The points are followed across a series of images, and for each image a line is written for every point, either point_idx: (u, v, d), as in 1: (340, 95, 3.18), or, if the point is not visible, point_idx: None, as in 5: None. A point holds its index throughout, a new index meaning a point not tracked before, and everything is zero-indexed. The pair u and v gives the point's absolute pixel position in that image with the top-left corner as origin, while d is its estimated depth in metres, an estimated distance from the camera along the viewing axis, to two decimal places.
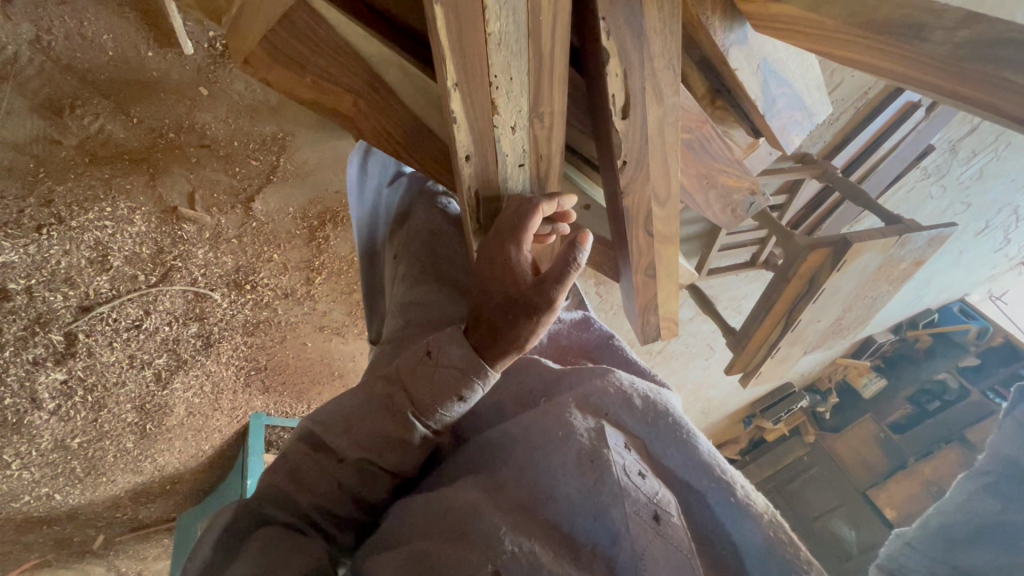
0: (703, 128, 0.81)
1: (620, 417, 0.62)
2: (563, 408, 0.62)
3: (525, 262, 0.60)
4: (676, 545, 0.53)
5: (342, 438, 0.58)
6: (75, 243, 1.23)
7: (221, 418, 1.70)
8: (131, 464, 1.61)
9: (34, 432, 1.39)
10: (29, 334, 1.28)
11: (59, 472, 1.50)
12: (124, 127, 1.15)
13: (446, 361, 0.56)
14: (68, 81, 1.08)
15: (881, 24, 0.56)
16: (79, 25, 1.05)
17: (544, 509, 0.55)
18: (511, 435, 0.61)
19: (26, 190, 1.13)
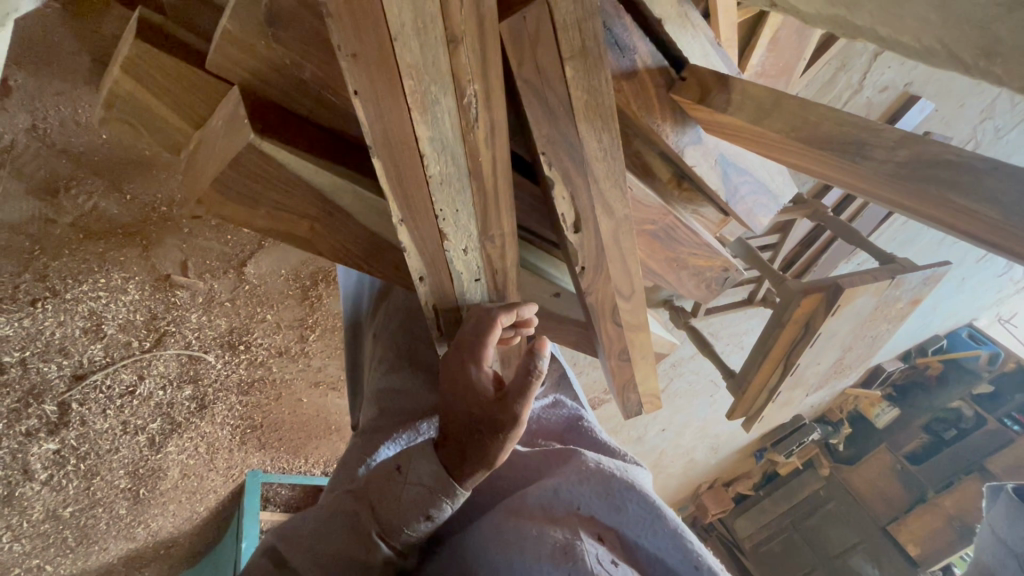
0: (665, 219, 0.87)
1: (595, 507, 0.60)
2: (534, 505, 0.60)
3: (486, 377, 0.60)
4: None
5: (305, 556, 0.57)
6: (69, 313, 1.24)
7: (216, 477, 1.68)
8: (124, 530, 1.57)
9: (26, 503, 1.37)
10: (24, 405, 1.28)
11: (50, 542, 1.46)
12: (118, 205, 1.19)
13: (414, 479, 0.56)
14: (63, 164, 1.11)
15: (822, 139, 0.59)
16: (73, 113, 1.09)
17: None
18: (484, 536, 0.59)
19: (20, 265, 1.15)
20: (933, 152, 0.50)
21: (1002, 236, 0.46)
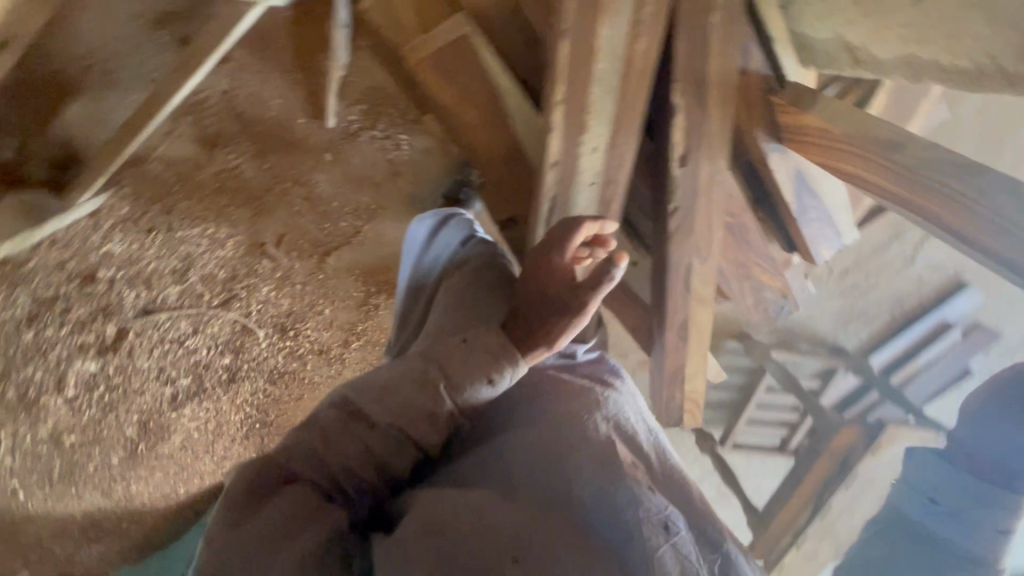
0: (741, 215, 1.16)
1: (628, 461, 0.73)
2: (578, 446, 0.74)
3: (561, 272, 0.85)
4: (680, 550, 0.66)
5: (376, 406, 0.73)
6: (171, 250, 1.39)
7: (208, 463, 1.69)
8: (104, 484, 1.51)
9: (42, 415, 1.39)
10: (92, 320, 1.39)
11: (37, 469, 1.42)
12: (255, 169, 1.36)
13: (483, 349, 0.76)
14: (230, 123, 1.29)
15: (879, 140, 0.86)
16: (259, 87, 1.26)
17: (571, 539, 0.65)
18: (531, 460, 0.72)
19: (156, 195, 1.33)
20: (955, 156, 0.78)
21: (982, 228, 0.74)
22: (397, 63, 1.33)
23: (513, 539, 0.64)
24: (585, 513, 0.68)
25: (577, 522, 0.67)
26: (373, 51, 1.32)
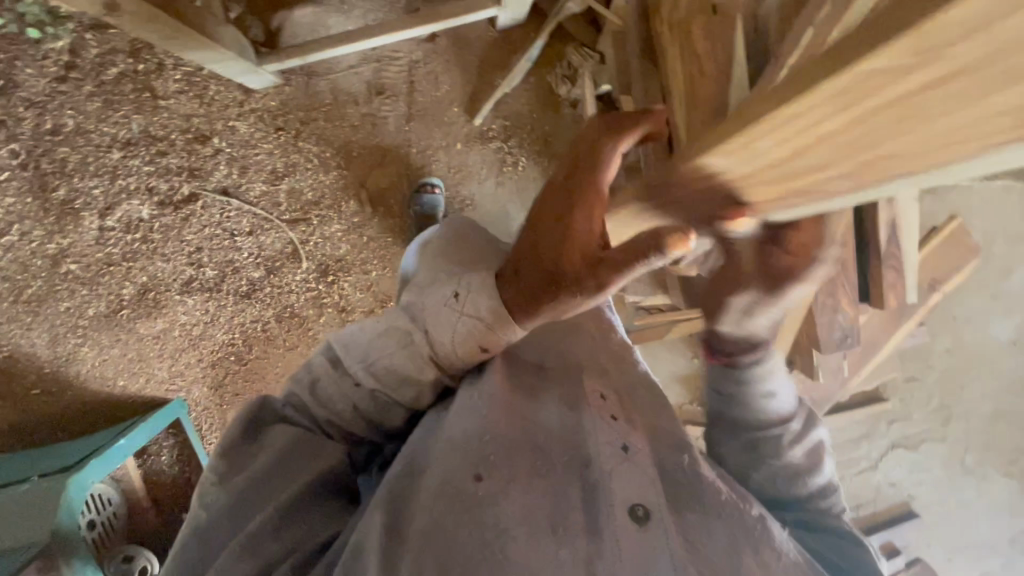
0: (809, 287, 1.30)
1: (597, 398, 0.74)
2: (541, 402, 0.73)
3: (593, 228, 0.63)
4: (638, 471, 0.65)
5: (364, 369, 0.75)
6: (283, 153, 1.49)
7: (163, 370, 1.49)
8: (59, 332, 1.36)
9: (67, 230, 1.32)
10: (175, 173, 1.41)
11: (17, 280, 1.32)
12: (394, 127, 1.53)
13: (472, 310, 0.71)
14: (400, 84, 1.52)
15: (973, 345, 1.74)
16: (439, 71, 1.52)
17: (538, 473, 0.63)
18: (490, 398, 0.70)
19: (303, 108, 1.48)
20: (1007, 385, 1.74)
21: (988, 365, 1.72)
22: (552, 105, 1.56)
23: (475, 457, 0.63)
24: (553, 460, 0.65)
25: (546, 467, 0.64)
26: (537, 89, 1.56)
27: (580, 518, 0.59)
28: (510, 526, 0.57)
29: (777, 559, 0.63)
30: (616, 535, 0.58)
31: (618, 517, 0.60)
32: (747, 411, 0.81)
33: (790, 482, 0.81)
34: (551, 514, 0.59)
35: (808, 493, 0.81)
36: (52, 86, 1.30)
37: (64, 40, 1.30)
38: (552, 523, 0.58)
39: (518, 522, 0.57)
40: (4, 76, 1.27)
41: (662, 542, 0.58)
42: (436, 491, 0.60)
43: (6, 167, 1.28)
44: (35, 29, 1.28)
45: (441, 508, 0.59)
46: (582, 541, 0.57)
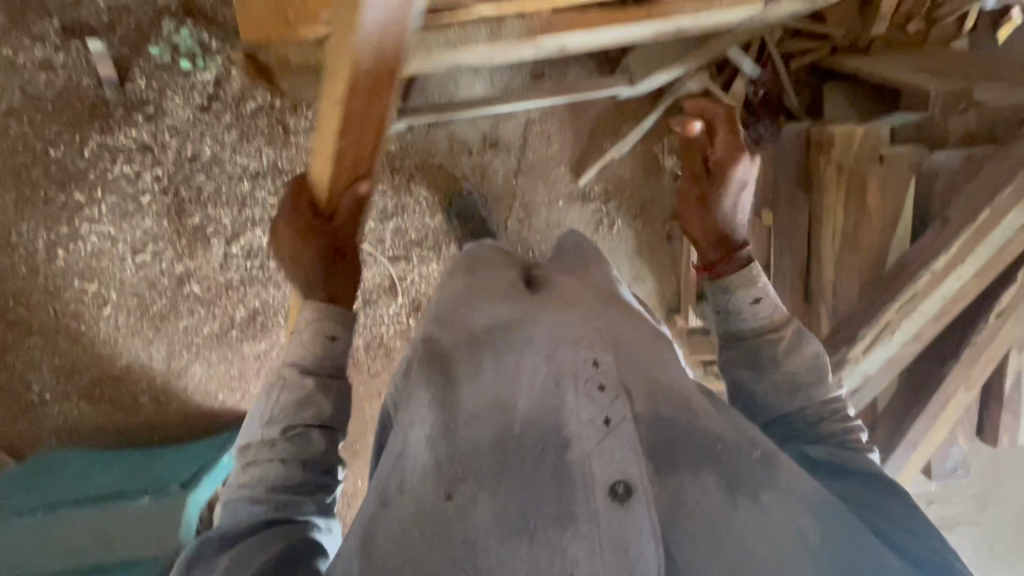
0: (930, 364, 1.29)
1: (575, 369, 0.78)
2: (497, 377, 0.79)
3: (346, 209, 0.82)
4: (621, 442, 0.73)
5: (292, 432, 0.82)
6: (395, 195, 1.55)
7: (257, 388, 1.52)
8: (175, 347, 1.44)
9: (196, 254, 1.38)
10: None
11: (143, 297, 1.39)
12: (502, 180, 1.59)
13: (321, 284, 0.88)
14: (514, 140, 1.57)
15: None
16: (551, 130, 1.58)
17: (509, 471, 0.73)
18: (484, 402, 0.78)
19: (420, 155, 1.54)
20: None
21: None
22: (654, 172, 1.61)
23: (446, 475, 0.74)
24: (471, 464, 0.74)
25: (517, 455, 0.73)
26: (642, 155, 1.60)
27: (551, 508, 0.70)
28: (482, 537, 0.70)
29: (788, 504, 0.73)
30: (597, 518, 0.69)
31: (597, 501, 0.70)
32: (676, 374, 0.82)
33: (677, 403, 0.78)
34: (523, 510, 0.71)
35: (665, 399, 0.78)
36: (197, 115, 1.34)
37: (212, 72, 1.33)
38: (525, 521, 0.70)
39: (489, 530, 0.70)
40: (153, 102, 1.32)
41: (598, 531, 0.68)
42: (416, 519, 0.72)
43: (147, 190, 1.33)
44: (186, 60, 1.31)
45: (418, 540, 0.71)
46: (556, 530, 0.69)
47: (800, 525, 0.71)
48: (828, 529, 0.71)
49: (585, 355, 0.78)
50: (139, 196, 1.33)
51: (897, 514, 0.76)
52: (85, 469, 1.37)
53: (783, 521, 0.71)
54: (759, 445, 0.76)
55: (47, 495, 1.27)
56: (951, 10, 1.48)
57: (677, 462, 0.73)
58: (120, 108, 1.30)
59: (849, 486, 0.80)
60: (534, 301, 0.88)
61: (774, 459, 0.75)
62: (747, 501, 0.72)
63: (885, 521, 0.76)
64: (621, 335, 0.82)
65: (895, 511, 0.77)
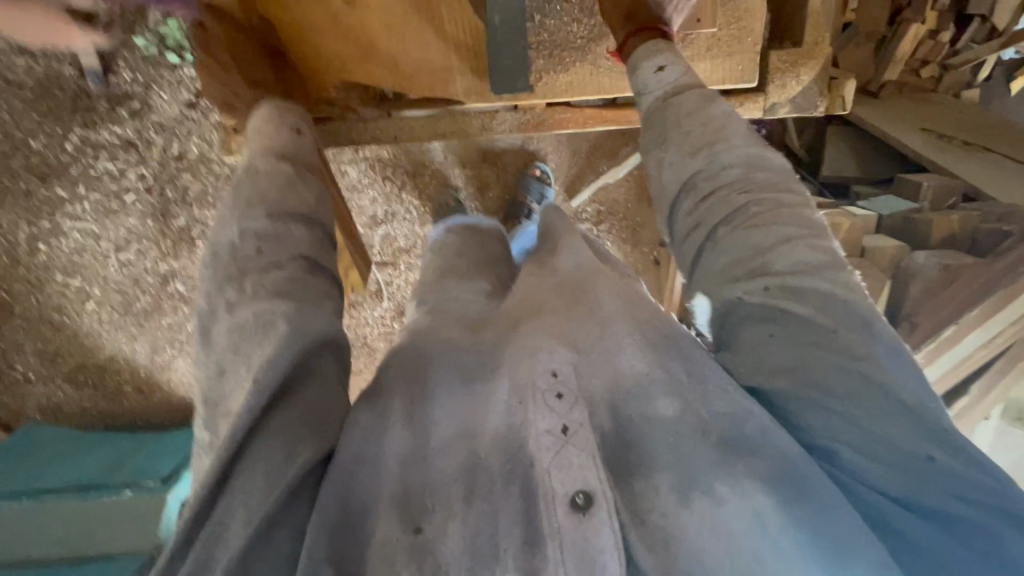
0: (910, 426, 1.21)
1: (531, 374, 0.58)
2: (458, 400, 0.59)
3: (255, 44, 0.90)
4: (585, 456, 0.53)
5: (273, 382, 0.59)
6: (386, 202, 1.52)
7: None
8: (160, 342, 1.46)
9: (183, 256, 1.38)
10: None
11: (129, 294, 1.40)
12: (494, 193, 1.56)
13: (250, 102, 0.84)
14: (509, 154, 1.53)
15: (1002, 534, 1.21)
16: (548, 147, 1.54)
17: (477, 496, 0.53)
18: (449, 425, 0.58)
19: (412, 162, 1.50)
20: None
21: None
22: (646, 199, 1.59)
23: (410, 502, 0.53)
24: (437, 487, 0.54)
25: (484, 484, 0.54)
26: (637, 180, 1.58)
27: (520, 532, 0.51)
28: (448, 565, 0.51)
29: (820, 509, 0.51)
30: (559, 535, 0.50)
31: (557, 518, 0.51)
32: (622, 342, 0.60)
33: (632, 392, 0.57)
34: (490, 533, 0.52)
35: (628, 390, 0.58)
36: (185, 112, 1.28)
37: None
38: (492, 549, 0.51)
39: (459, 560, 0.51)
40: (138, 97, 1.25)
41: (562, 553, 0.49)
42: (377, 559, 0.51)
43: (131, 188, 1.31)
44: (173, 54, 1.22)
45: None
46: (524, 559, 0.50)
47: (756, 506, 0.50)
48: (796, 501, 0.51)
49: (542, 362, 0.58)
50: (123, 195, 1.31)
51: (850, 400, 0.55)
52: (75, 455, 1.44)
53: (731, 497, 0.51)
54: (718, 425, 0.55)
55: (49, 474, 1.38)
56: (963, 60, 1.44)
57: (641, 461, 0.54)
58: (103, 102, 1.24)
59: (791, 363, 0.58)
60: (496, 310, 0.70)
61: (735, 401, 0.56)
62: (701, 501, 0.51)
63: (846, 420, 0.55)
64: (591, 331, 0.62)
65: (871, 419, 0.54)
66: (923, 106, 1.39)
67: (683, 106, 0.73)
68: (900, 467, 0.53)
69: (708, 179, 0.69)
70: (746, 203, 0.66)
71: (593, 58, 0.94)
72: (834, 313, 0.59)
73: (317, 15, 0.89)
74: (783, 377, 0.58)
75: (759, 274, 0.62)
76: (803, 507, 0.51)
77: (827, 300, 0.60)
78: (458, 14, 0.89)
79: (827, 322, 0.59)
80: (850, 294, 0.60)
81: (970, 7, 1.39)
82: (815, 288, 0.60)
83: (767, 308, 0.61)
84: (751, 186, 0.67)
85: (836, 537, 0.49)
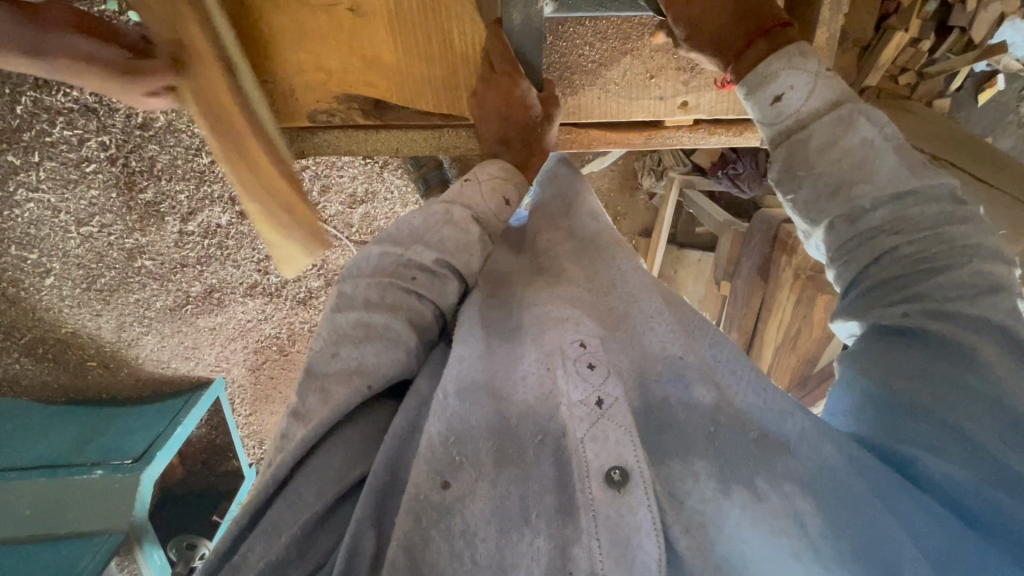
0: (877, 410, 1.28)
1: (572, 342, 0.58)
2: (484, 359, 0.59)
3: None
4: (622, 428, 0.52)
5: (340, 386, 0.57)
6: (366, 179, 1.34)
7: (210, 354, 1.51)
8: (128, 317, 1.42)
9: (150, 231, 1.32)
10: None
11: (92, 268, 1.34)
12: None
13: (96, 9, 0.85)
14: None
15: None
16: None
17: (509, 461, 0.52)
18: (471, 379, 0.56)
19: None
20: None
21: None
22: (630, 189, 1.54)
23: (441, 456, 0.51)
24: (468, 444, 0.53)
25: (515, 452, 0.53)
26: (622, 171, 1.52)
27: (553, 500, 0.51)
28: (478, 529, 0.49)
29: (817, 476, 0.52)
30: (593, 507, 0.49)
31: (591, 490, 0.50)
32: (660, 332, 0.60)
33: (665, 371, 0.57)
34: (522, 497, 0.51)
35: (658, 370, 0.58)
36: None
37: None
38: (524, 513, 0.50)
39: (489, 521, 0.49)
40: None
41: (596, 525, 0.49)
42: (404, 509, 0.49)
43: (92, 158, 1.22)
44: None
45: (408, 527, 0.48)
46: (556, 526, 0.50)
47: (792, 505, 0.51)
48: (828, 503, 0.51)
49: (570, 334, 0.58)
50: (83, 164, 1.22)
51: (967, 419, 0.54)
52: (40, 432, 1.41)
53: (771, 495, 0.51)
54: (755, 424, 0.55)
55: (16, 453, 1.37)
56: (940, 70, 1.48)
57: (675, 443, 0.54)
58: None
59: (913, 371, 0.57)
60: (522, 272, 0.70)
61: (775, 398, 0.56)
62: (740, 493, 0.51)
63: (947, 426, 0.54)
64: (616, 304, 0.64)
65: (983, 439, 0.53)
66: (899, 115, 1.41)
67: (815, 141, 0.65)
68: (992, 481, 0.52)
69: (851, 221, 0.64)
70: (894, 246, 0.62)
71: (603, 83, 0.89)
72: (988, 339, 0.56)
73: (320, 25, 0.84)
74: (902, 380, 0.58)
75: (899, 300, 0.61)
76: (839, 522, 0.50)
77: (977, 327, 0.57)
78: (471, 29, 0.83)
79: (971, 342, 0.56)
80: (1010, 322, 0.56)
81: (951, 19, 1.42)
82: (961, 314, 0.57)
83: (902, 328, 0.60)
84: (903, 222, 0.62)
85: (870, 548, 0.49)
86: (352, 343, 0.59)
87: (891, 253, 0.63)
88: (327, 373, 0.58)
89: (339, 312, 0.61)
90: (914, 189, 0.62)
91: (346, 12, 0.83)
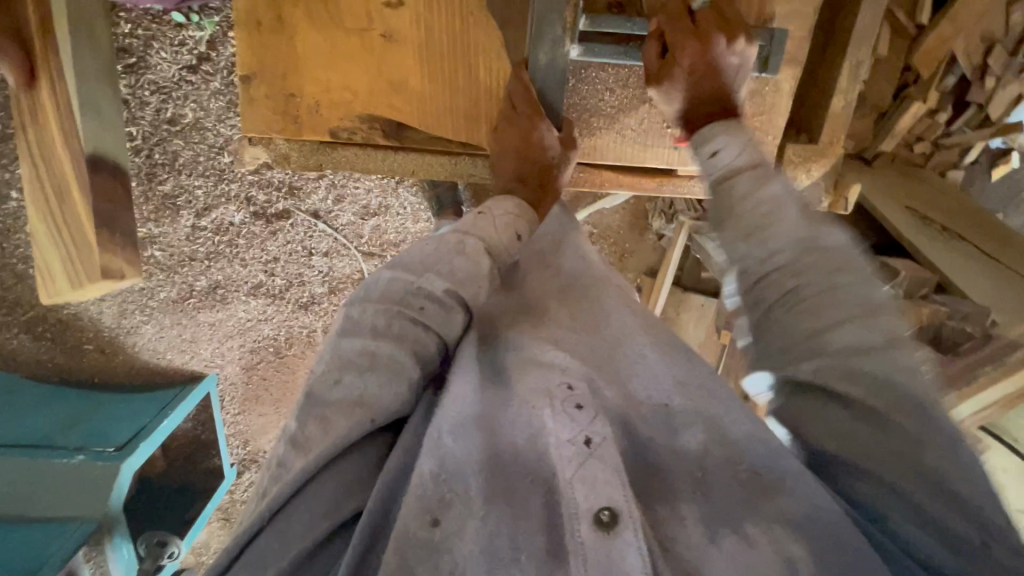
0: None
1: (562, 383, 0.58)
2: (477, 399, 0.59)
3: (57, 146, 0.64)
4: (607, 468, 0.52)
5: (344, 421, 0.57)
6: (381, 193, 1.36)
7: (206, 349, 1.52)
8: (130, 305, 1.43)
9: (163, 223, 1.34)
10: (276, 188, 1.34)
11: None
12: None
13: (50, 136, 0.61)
14: None
15: None
16: None
17: (498, 500, 0.52)
18: (461, 417, 0.57)
19: None
20: None
21: None
22: (639, 228, 1.55)
23: (431, 493, 0.51)
24: (457, 481, 0.53)
25: (505, 490, 0.53)
26: (633, 210, 1.54)
27: (543, 540, 0.50)
28: (466, 567, 0.48)
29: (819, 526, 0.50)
30: (583, 551, 0.48)
31: (580, 532, 0.49)
32: (648, 381, 0.62)
33: (652, 417, 0.59)
34: (512, 537, 0.50)
35: (642, 414, 0.59)
36: (183, 75, 1.20)
37: (207, 32, 1.17)
38: (513, 553, 0.49)
39: (477, 560, 0.49)
40: (136, 52, 1.18)
41: (585, 569, 0.47)
42: (392, 545, 0.49)
43: None
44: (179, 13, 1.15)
45: (396, 564, 0.48)
46: (547, 570, 0.48)
47: (785, 552, 0.49)
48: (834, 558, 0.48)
49: (557, 377, 0.59)
50: None
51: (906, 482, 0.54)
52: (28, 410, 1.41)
53: (762, 541, 0.50)
54: (748, 462, 0.55)
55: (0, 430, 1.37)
56: (955, 142, 1.50)
57: (664, 489, 0.54)
58: None
59: (842, 432, 0.58)
60: (509, 311, 0.71)
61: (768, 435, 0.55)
62: (729, 539, 0.50)
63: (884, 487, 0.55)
64: (606, 349, 0.65)
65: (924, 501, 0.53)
66: (912, 183, 1.43)
67: (737, 191, 0.69)
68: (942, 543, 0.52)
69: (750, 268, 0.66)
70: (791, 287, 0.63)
71: (620, 127, 0.91)
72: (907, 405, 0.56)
73: (352, 46, 0.87)
74: (830, 442, 0.59)
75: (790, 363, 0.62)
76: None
77: (897, 394, 0.57)
78: (495, 63, 0.86)
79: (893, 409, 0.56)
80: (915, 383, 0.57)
81: (968, 95, 1.43)
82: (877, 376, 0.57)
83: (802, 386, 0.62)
84: (802, 269, 0.63)
85: None
86: (356, 370, 0.59)
87: (789, 294, 0.63)
88: (329, 400, 0.58)
89: (345, 336, 0.62)
90: (812, 241, 0.64)
91: (377, 38, 0.87)
